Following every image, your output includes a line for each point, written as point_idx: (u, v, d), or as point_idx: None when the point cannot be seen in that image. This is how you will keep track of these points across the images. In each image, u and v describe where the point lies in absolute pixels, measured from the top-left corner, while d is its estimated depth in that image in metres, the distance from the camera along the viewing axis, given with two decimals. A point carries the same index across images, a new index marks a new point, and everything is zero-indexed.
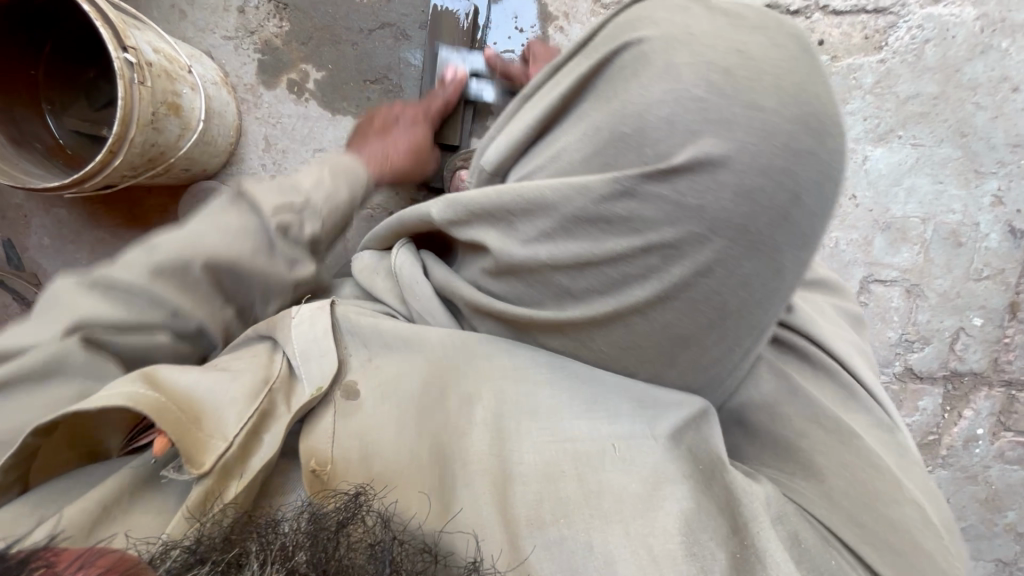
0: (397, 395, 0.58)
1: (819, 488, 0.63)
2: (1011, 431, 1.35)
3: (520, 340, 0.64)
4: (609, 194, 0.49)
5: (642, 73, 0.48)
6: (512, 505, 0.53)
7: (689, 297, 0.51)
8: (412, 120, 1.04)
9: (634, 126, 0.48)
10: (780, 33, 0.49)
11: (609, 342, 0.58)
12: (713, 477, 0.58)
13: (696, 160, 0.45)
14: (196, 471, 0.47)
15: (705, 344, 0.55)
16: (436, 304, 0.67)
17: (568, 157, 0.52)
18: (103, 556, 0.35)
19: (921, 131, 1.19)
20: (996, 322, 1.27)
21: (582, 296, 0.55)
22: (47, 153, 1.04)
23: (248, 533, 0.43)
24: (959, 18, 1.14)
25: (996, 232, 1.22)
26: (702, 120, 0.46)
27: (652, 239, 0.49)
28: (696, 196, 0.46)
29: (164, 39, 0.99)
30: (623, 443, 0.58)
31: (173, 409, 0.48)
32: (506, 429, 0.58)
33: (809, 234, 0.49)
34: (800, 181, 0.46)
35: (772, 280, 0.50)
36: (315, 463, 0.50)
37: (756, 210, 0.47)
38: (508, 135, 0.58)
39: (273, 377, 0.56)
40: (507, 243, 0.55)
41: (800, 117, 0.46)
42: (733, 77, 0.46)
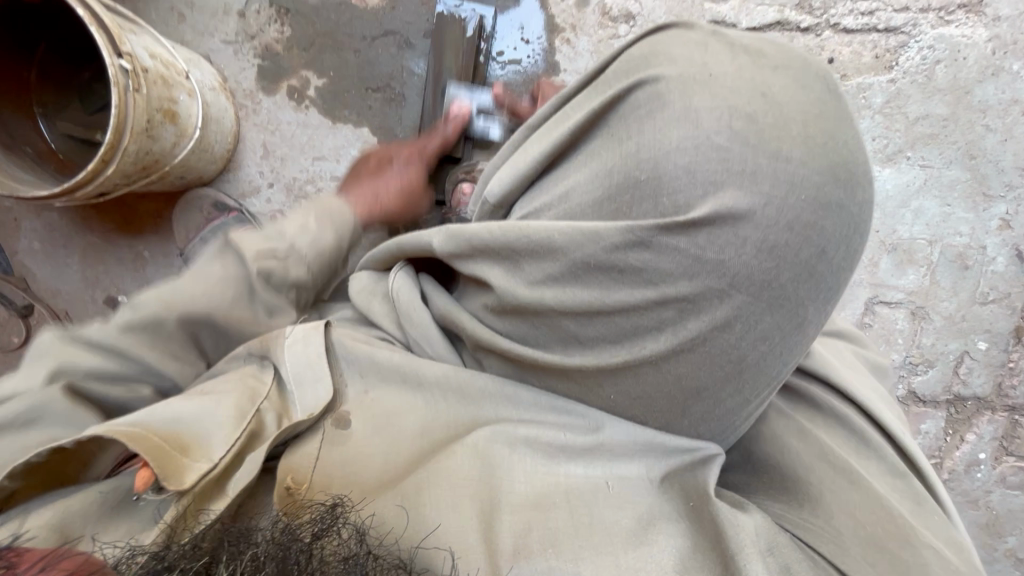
0: (398, 428, 0.59)
1: (822, 525, 0.61)
2: (1013, 456, 1.34)
3: (522, 381, 0.61)
4: (623, 244, 0.46)
5: (659, 115, 0.47)
6: (499, 537, 0.52)
7: (704, 350, 0.49)
8: (406, 161, 1.00)
9: (649, 173, 0.46)
10: (803, 73, 0.47)
11: (618, 391, 0.55)
12: (703, 509, 0.57)
13: (717, 214, 0.43)
14: (175, 487, 0.45)
15: (718, 395, 0.53)
16: (435, 334, 0.64)
17: (578, 199, 0.51)
18: (68, 559, 0.34)
19: (929, 152, 1.17)
20: (1000, 346, 1.26)
21: (591, 343, 0.53)
22: (38, 158, 1.02)
23: (220, 542, 0.41)
24: (971, 40, 1.12)
25: (1002, 255, 1.21)
26: (724, 170, 0.44)
27: (667, 292, 0.47)
28: (717, 251, 0.44)
29: (161, 44, 0.96)
30: (618, 483, 0.58)
31: (153, 437, 0.47)
32: (494, 457, 0.56)
33: (830, 286, 0.48)
34: (823, 234, 0.45)
35: (792, 332, 0.49)
36: (289, 481, 0.52)
37: (780, 265, 0.45)
38: (514, 169, 0.57)
39: (262, 399, 0.57)
40: (513, 284, 0.53)
41: (825, 169, 0.44)
42: (759, 124, 0.44)
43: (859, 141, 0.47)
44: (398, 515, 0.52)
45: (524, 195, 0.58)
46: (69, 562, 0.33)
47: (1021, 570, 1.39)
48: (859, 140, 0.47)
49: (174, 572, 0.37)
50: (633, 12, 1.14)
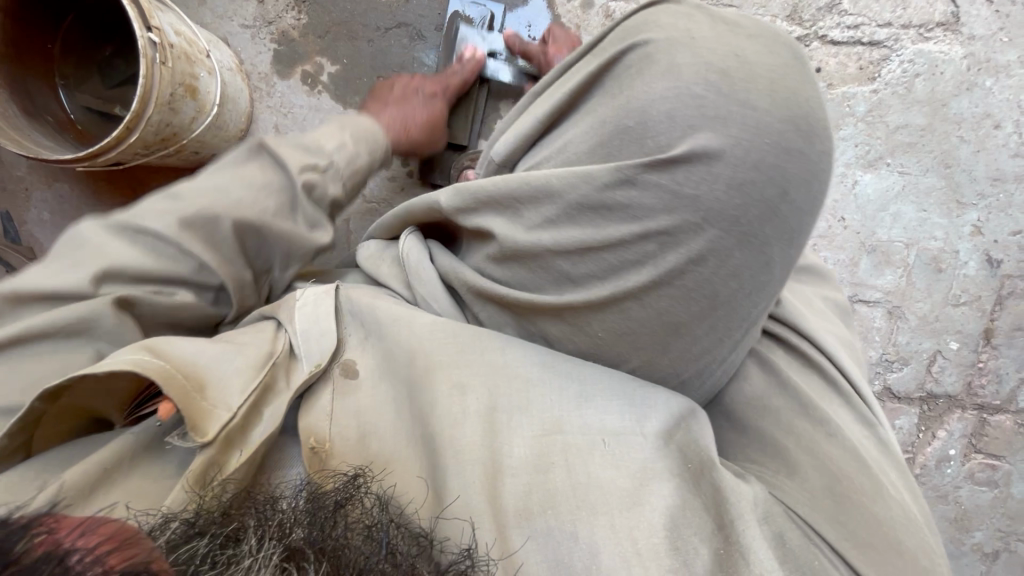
0: (398, 379, 0.62)
1: (799, 484, 0.67)
2: (981, 453, 1.40)
3: (520, 326, 0.66)
4: (612, 182, 0.52)
5: (648, 70, 0.53)
6: (504, 494, 0.56)
7: (682, 284, 0.54)
8: (429, 94, 1.05)
9: (636, 121, 0.52)
10: (774, 41, 0.53)
11: (605, 329, 0.60)
12: (701, 475, 0.61)
13: (694, 152, 0.49)
14: (201, 439, 0.49)
15: (695, 332, 0.58)
16: (440, 291, 0.69)
17: (574, 150, 0.57)
18: (103, 527, 0.36)
19: (907, 160, 1.25)
20: (971, 347, 1.33)
21: (582, 281, 0.58)
22: (58, 127, 1.05)
23: (246, 510, 0.45)
24: (948, 56, 1.20)
25: (974, 260, 1.28)
26: (699, 115, 0.50)
27: (650, 227, 0.52)
28: (693, 186, 0.50)
29: (185, 23, 1.00)
30: (613, 439, 0.60)
31: (179, 378, 0.50)
32: (498, 419, 0.59)
33: (796, 228, 0.53)
34: (788, 176, 0.50)
35: (760, 272, 0.54)
36: (314, 441, 0.55)
37: (748, 202, 0.50)
38: (517, 129, 0.65)
39: (278, 353, 0.59)
40: (514, 230, 0.59)
41: (788, 118, 0.49)
42: (731, 78, 0.50)
43: (820, 98, 0.53)
44: (415, 484, 0.56)
45: (526, 153, 0.65)
46: (104, 531, 0.35)
47: (987, 564, 1.45)
48: (820, 96, 0.53)
49: (206, 537, 0.40)
50: None
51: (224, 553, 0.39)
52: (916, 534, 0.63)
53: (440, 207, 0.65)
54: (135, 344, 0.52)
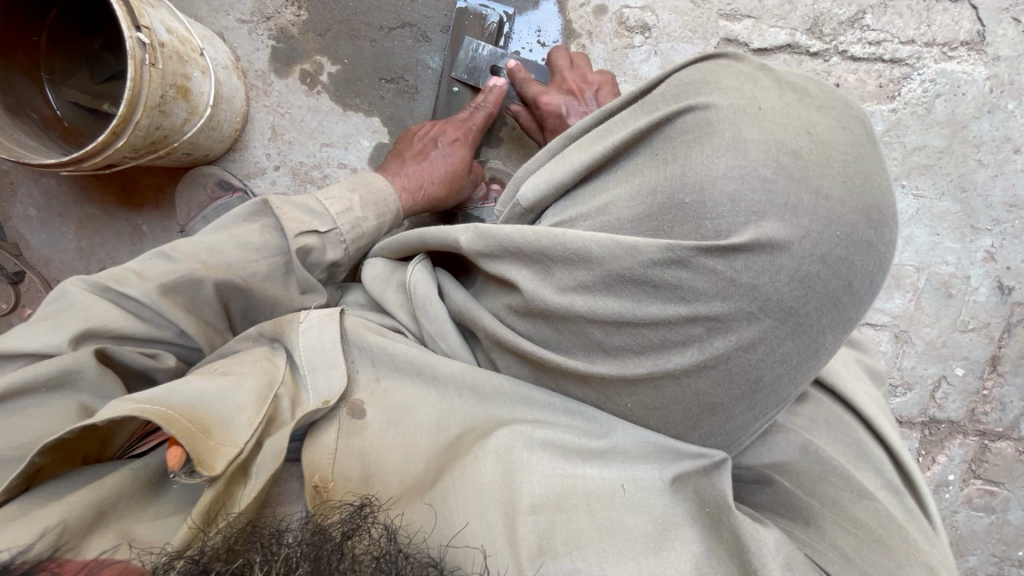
0: (412, 424, 0.59)
1: (832, 540, 0.63)
2: (980, 479, 1.39)
3: (541, 382, 0.63)
4: (660, 261, 0.48)
5: (708, 141, 0.49)
6: (521, 534, 0.52)
7: (727, 368, 0.50)
8: (451, 140, 1.05)
9: (694, 197, 0.48)
10: (843, 113, 0.50)
11: (635, 400, 0.57)
12: (720, 520, 0.57)
13: (757, 242, 0.45)
14: (210, 474, 0.47)
15: (732, 412, 0.55)
16: (449, 328, 0.67)
17: (617, 212, 0.53)
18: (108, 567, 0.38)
19: (923, 182, 1.21)
20: (977, 373, 1.31)
21: (614, 352, 0.54)
22: (43, 124, 1.00)
23: (251, 544, 0.42)
24: (971, 76, 1.16)
25: (985, 286, 1.25)
26: (767, 202, 0.46)
27: (700, 311, 0.48)
28: (752, 276, 0.46)
29: (178, 19, 0.95)
30: (632, 485, 0.58)
31: (182, 420, 0.48)
32: (517, 462, 0.56)
33: (851, 319, 0.50)
34: (853, 269, 0.47)
35: (809, 359, 0.51)
36: (317, 479, 0.53)
37: (809, 294, 0.47)
38: (548, 174, 0.59)
39: (279, 384, 0.59)
40: (542, 289, 0.54)
41: (861, 208, 0.46)
42: (804, 161, 0.46)
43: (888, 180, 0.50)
44: (426, 513, 0.53)
45: (557, 201, 0.60)
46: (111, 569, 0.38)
47: None
48: (888, 180, 0.50)
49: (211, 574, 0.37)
50: (649, 23, 1.16)
51: None
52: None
53: (460, 248, 0.61)
54: (126, 396, 0.50)
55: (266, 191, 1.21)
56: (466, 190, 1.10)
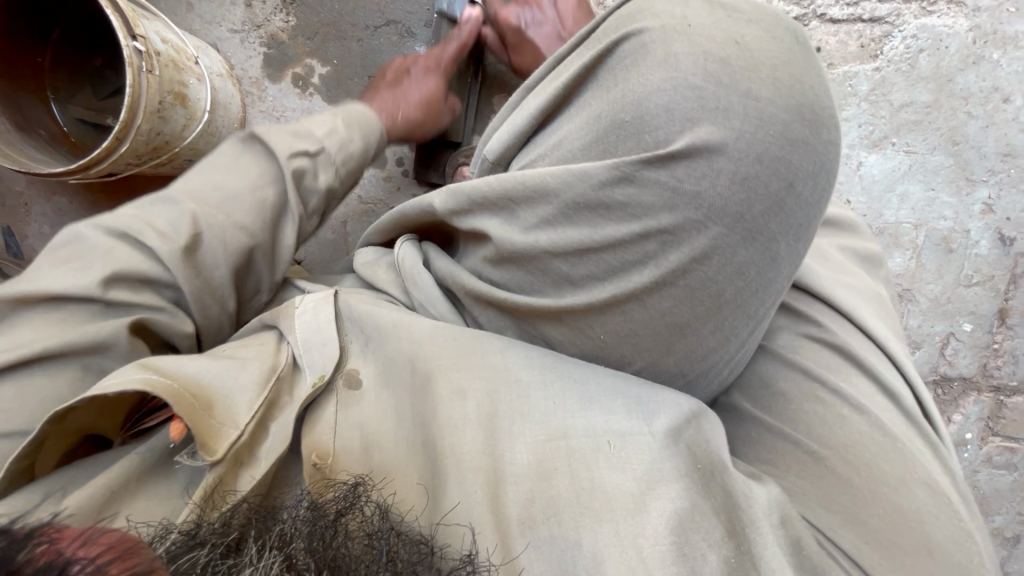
0: (404, 390, 0.62)
1: (823, 494, 0.64)
2: (999, 436, 1.37)
3: (521, 332, 0.66)
4: (609, 181, 0.51)
5: (644, 62, 0.51)
6: (506, 504, 0.56)
7: (686, 284, 0.52)
8: (424, 69, 1.05)
9: (633, 115, 0.51)
10: (775, 26, 0.52)
11: (606, 331, 0.59)
12: (710, 477, 0.60)
13: (694, 147, 0.48)
14: (210, 457, 0.49)
15: (701, 334, 0.57)
16: (437, 295, 0.69)
17: (569, 146, 0.55)
18: (105, 535, 0.36)
19: (914, 139, 1.21)
20: (985, 328, 1.30)
21: (582, 283, 0.56)
22: (51, 140, 1.05)
23: (248, 520, 0.46)
24: (953, 29, 1.17)
25: (985, 239, 1.25)
26: (699, 108, 0.48)
27: (650, 225, 0.50)
28: (694, 183, 0.48)
29: (172, 30, 1.00)
30: (621, 441, 0.59)
31: (186, 396, 0.50)
32: (499, 425, 0.59)
33: (802, 221, 0.51)
34: (792, 167, 0.49)
35: (767, 269, 0.52)
36: (316, 457, 0.55)
37: (752, 197, 0.49)
38: (511, 125, 0.62)
39: (281, 368, 0.60)
40: (510, 231, 0.57)
41: (792, 107, 0.48)
42: (733, 66, 0.48)
43: (825, 87, 0.52)
44: (415, 490, 0.56)
45: (520, 151, 0.63)
46: (107, 539, 0.35)
47: (1008, 549, 1.42)
48: (825, 85, 0.52)
49: (206, 547, 0.40)
50: None
51: (225, 563, 0.39)
52: (949, 522, 0.61)
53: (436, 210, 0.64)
54: (127, 365, 0.51)
55: None
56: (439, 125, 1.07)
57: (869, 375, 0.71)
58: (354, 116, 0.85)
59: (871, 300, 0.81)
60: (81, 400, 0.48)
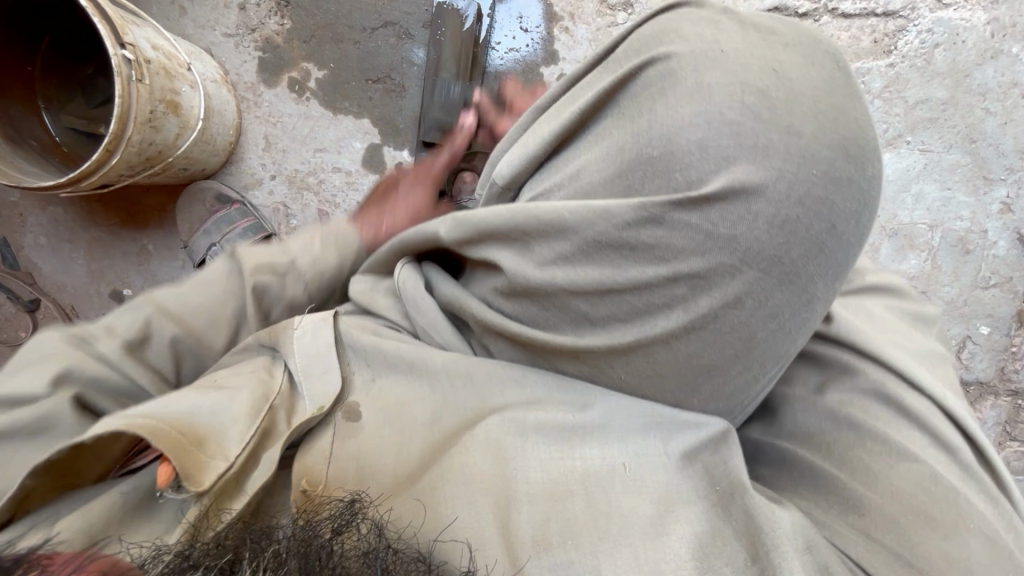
0: (407, 418, 0.59)
1: (857, 522, 0.60)
2: (1016, 440, 1.34)
3: (535, 366, 0.62)
4: (635, 221, 0.47)
5: (671, 93, 0.48)
6: (517, 525, 0.53)
7: (715, 327, 0.50)
8: (412, 183, 0.97)
9: (661, 150, 0.47)
10: (811, 49, 0.50)
11: (628, 369, 0.56)
12: (732, 500, 0.57)
13: (731, 188, 0.44)
14: (195, 488, 0.46)
15: (729, 374, 0.54)
16: (441, 318, 0.66)
17: (588, 179, 0.52)
18: (93, 561, 0.39)
19: (929, 136, 1.17)
20: (1002, 330, 1.26)
21: (603, 322, 0.53)
22: (42, 151, 1.03)
23: (242, 539, 0.43)
24: (970, 23, 1.13)
25: (1004, 239, 1.21)
26: (735, 145, 0.45)
27: (679, 269, 0.47)
28: (728, 226, 0.45)
29: (163, 36, 0.97)
30: (636, 462, 0.58)
31: (171, 430, 0.48)
32: (506, 447, 0.57)
33: (840, 263, 0.49)
34: (834, 208, 0.46)
35: (801, 309, 0.50)
36: (306, 483, 0.52)
37: (791, 239, 0.46)
38: (520, 152, 0.59)
39: (274, 395, 0.57)
40: (523, 266, 0.54)
41: (836, 144, 0.46)
42: (772, 100, 0.45)
43: (867, 113, 0.49)
44: (414, 508, 0.53)
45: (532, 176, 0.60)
46: (96, 564, 0.39)
47: None
48: (867, 111, 0.49)
49: (200, 569, 0.39)
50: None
51: None
52: (996, 566, 0.56)
53: (441, 240, 0.61)
54: (118, 408, 0.49)
55: (264, 201, 1.23)
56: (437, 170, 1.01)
57: (903, 413, 0.68)
58: (333, 234, 0.79)
59: (921, 357, 0.77)
60: (65, 446, 0.46)
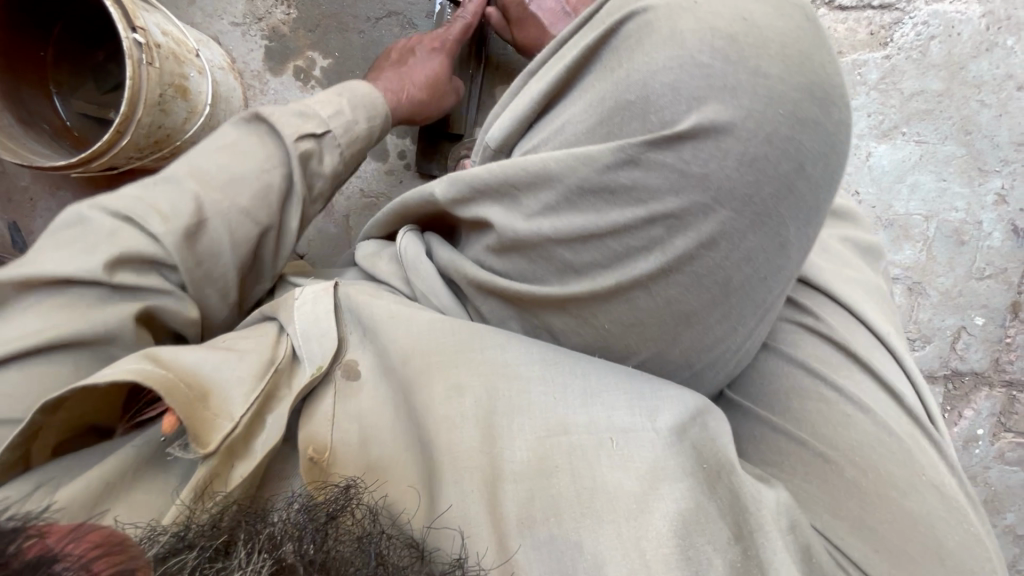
0: (404, 383, 0.61)
1: (829, 488, 0.66)
2: (1011, 432, 1.35)
3: (523, 318, 0.65)
4: (612, 164, 0.50)
5: (647, 40, 0.50)
6: (503, 503, 0.55)
7: (692, 270, 0.52)
8: (429, 49, 1.03)
9: (638, 95, 0.50)
10: (783, 1, 0.50)
11: (611, 321, 0.58)
12: (717, 478, 0.60)
13: (700, 127, 0.47)
14: (202, 450, 0.49)
15: (708, 322, 0.56)
16: (439, 284, 0.69)
17: (572, 130, 0.54)
18: (94, 530, 0.36)
19: (924, 127, 1.19)
20: (997, 322, 1.27)
21: (585, 270, 0.55)
22: (54, 135, 1.05)
23: (237, 522, 0.45)
24: (965, 16, 1.14)
25: (998, 231, 1.22)
26: (706, 88, 0.47)
27: (655, 210, 0.50)
28: (700, 164, 0.47)
29: (173, 23, 0.99)
30: (623, 436, 0.59)
31: (182, 388, 0.50)
32: (497, 425, 0.59)
33: (813, 205, 0.50)
34: (803, 149, 0.48)
35: (777, 254, 0.52)
36: (311, 451, 0.54)
37: (761, 178, 0.48)
38: (511, 111, 0.61)
39: (279, 360, 0.59)
40: (512, 219, 0.56)
41: (803, 86, 0.47)
42: (742, 44, 0.47)
43: (837, 65, 0.50)
44: (410, 496, 0.55)
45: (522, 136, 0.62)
46: (96, 534, 0.35)
47: (1019, 546, 1.40)
48: (834, 61, 0.50)
49: (194, 550, 0.40)
50: None
51: (214, 566, 0.38)
52: (958, 527, 0.62)
53: (436, 200, 0.64)
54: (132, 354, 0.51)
55: None
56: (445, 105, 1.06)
57: (875, 372, 0.72)
58: (358, 97, 0.84)
59: (873, 292, 0.82)
60: (72, 391, 0.48)
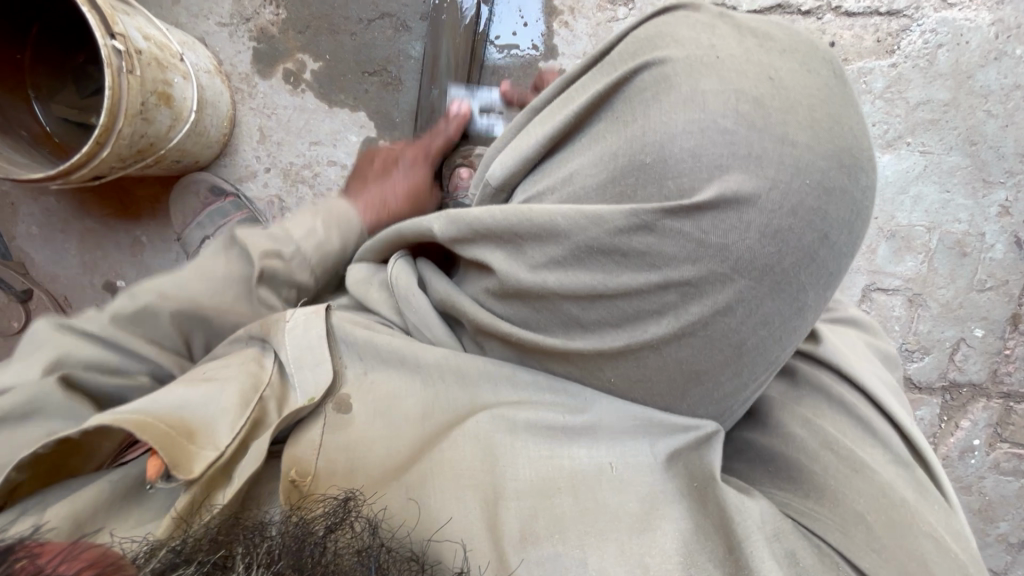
0: (397, 411, 0.59)
1: (829, 512, 0.62)
2: (1007, 443, 1.34)
3: (524, 364, 0.62)
4: (627, 228, 0.47)
5: (665, 97, 0.48)
6: (505, 520, 0.53)
7: (705, 334, 0.50)
8: (412, 161, 0.98)
9: (654, 157, 0.47)
10: (809, 56, 0.49)
11: (617, 373, 0.57)
12: (709, 495, 0.58)
13: (722, 198, 0.44)
14: (185, 476, 0.46)
15: (718, 378, 0.55)
16: (433, 317, 0.66)
17: (582, 181, 0.52)
18: (88, 551, 0.33)
19: (929, 138, 1.16)
20: (997, 333, 1.26)
21: (592, 326, 0.54)
22: (33, 141, 1.01)
23: (235, 535, 0.42)
24: (974, 23, 1.11)
25: (1001, 242, 1.21)
26: (730, 154, 0.45)
27: (671, 277, 0.48)
28: (720, 235, 0.45)
29: (155, 25, 0.95)
30: (622, 462, 0.58)
31: (161, 425, 0.48)
32: (495, 447, 0.57)
33: (831, 271, 0.49)
34: (827, 217, 0.46)
35: (791, 318, 0.50)
36: (295, 474, 0.52)
37: (783, 248, 0.46)
38: (515, 151, 0.59)
39: (265, 386, 0.57)
40: (516, 268, 0.54)
41: (831, 153, 0.45)
42: (766, 108, 0.45)
43: (861, 122, 0.49)
44: (409, 508, 0.53)
45: (524, 179, 0.60)
46: (91, 552, 0.33)
47: (1012, 554, 1.41)
48: (856, 111, 0.49)
49: (192, 563, 0.36)
50: None
51: None
52: (953, 567, 0.58)
53: (435, 235, 0.61)
54: (108, 398, 0.49)
55: (259, 193, 1.21)
56: (432, 153, 1.01)
57: (870, 430, 0.72)
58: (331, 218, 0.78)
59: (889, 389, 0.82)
60: (44, 441, 0.45)
